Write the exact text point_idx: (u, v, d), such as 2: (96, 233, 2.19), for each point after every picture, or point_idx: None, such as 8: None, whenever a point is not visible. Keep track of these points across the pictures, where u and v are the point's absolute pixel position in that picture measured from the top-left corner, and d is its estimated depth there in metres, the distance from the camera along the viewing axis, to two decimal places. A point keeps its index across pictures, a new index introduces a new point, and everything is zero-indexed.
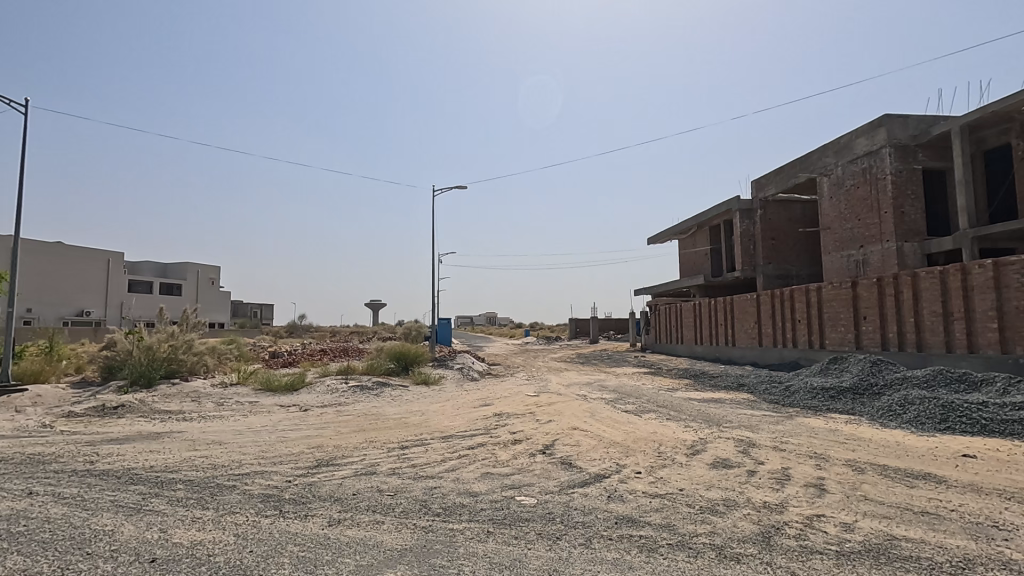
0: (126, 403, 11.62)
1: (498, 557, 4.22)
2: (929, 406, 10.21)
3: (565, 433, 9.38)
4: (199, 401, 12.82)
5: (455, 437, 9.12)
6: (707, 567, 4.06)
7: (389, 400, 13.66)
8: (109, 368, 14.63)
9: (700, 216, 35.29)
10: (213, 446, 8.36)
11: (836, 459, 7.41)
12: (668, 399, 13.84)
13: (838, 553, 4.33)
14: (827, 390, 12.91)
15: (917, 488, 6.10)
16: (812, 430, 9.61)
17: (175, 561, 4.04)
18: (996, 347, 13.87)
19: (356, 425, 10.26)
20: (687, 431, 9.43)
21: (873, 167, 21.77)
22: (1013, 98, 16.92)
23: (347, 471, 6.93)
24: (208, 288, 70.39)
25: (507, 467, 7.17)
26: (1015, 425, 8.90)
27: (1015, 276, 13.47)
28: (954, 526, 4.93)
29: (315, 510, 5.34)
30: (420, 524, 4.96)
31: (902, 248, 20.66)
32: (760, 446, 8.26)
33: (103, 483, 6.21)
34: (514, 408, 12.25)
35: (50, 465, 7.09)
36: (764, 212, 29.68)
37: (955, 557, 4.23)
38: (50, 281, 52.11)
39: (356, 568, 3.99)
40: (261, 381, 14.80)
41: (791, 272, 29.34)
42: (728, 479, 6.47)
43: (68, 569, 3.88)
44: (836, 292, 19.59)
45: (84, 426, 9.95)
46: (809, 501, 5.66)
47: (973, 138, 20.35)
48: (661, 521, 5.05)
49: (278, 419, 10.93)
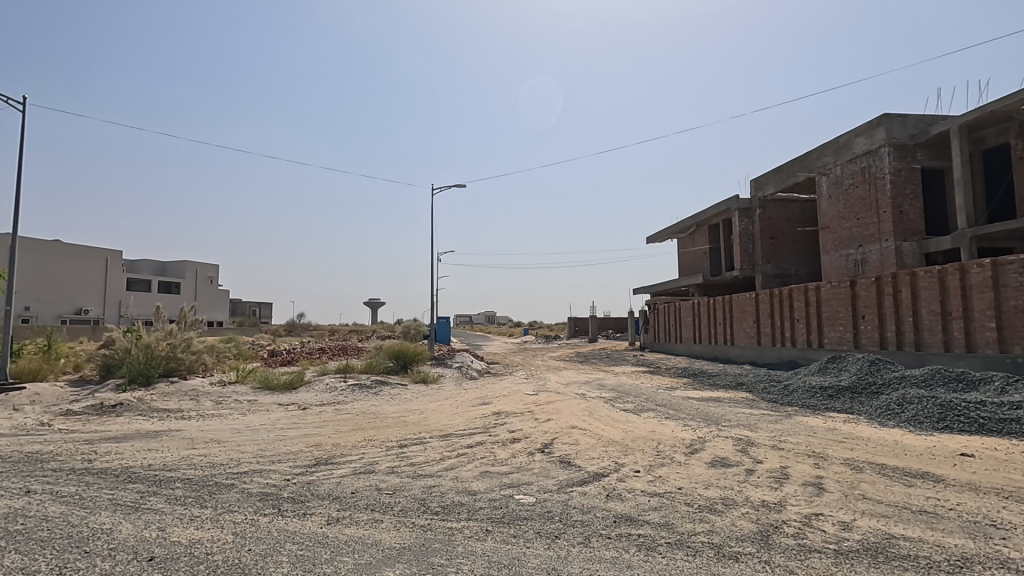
0: (124, 402, 11.61)
1: (496, 556, 4.22)
2: (927, 405, 10.22)
3: (564, 432, 9.36)
4: (197, 399, 12.82)
5: (454, 435, 9.10)
6: (706, 566, 4.06)
7: (388, 399, 13.62)
8: (108, 367, 14.61)
9: (699, 215, 35.29)
10: (211, 445, 8.34)
11: (834, 458, 7.43)
12: (667, 398, 13.82)
13: (836, 551, 4.34)
14: (826, 389, 12.92)
15: (915, 487, 6.11)
16: (811, 429, 9.60)
17: (173, 560, 4.04)
18: (994, 346, 13.89)
19: (355, 424, 10.24)
20: (686, 430, 9.43)
21: (872, 166, 21.78)
22: (1012, 98, 16.94)
23: (345, 470, 6.92)
24: (207, 286, 70.30)
25: (506, 465, 7.17)
26: (1013, 424, 8.90)
27: (1013, 275, 13.48)
28: (952, 525, 4.94)
29: (313, 509, 5.33)
30: (419, 523, 4.95)
31: (901, 247, 20.67)
32: (758, 445, 8.26)
33: (101, 482, 6.19)
34: (513, 406, 12.26)
35: (48, 463, 7.08)
36: (763, 211, 29.69)
37: (953, 556, 4.23)
38: (48, 280, 51.99)
39: (354, 567, 3.98)
40: (260, 380, 14.80)
41: (789, 271, 29.36)
42: (727, 478, 6.47)
43: (65, 568, 3.87)
44: (835, 291, 19.60)
45: (82, 424, 9.95)
46: (808, 500, 5.67)
47: (971, 137, 20.38)
48: (659, 519, 5.05)
49: (276, 418, 10.89)
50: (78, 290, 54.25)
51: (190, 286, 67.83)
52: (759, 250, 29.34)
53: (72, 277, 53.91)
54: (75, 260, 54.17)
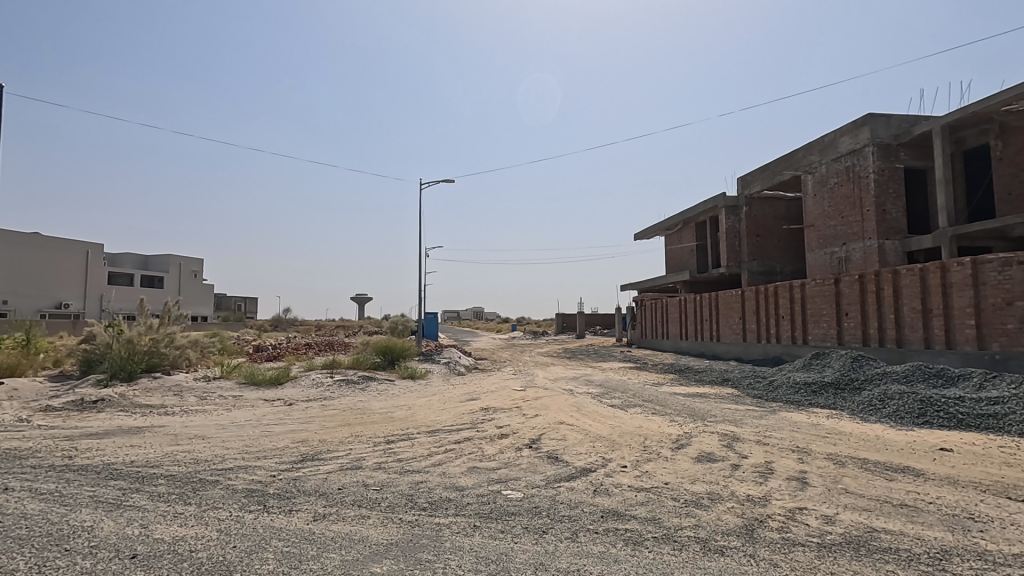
0: (106, 399, 11.40)
1: (484, 551, 4.22)
2: (908, 401, 10.40)
3: (552, 428, 9.37)
4: (181, 395, 12.60)
5: (442, 431, 9.09)
6: (693, 561, 4.08)
7: (376, 395, 13.59)
8: (89, 362, 14.38)
9: (685, 212, 35.59)
10: (194, 441, 8.22)
11: (818, 453, 7.53)
12: (654, 393, 13.92)
13: (819, 545, 4.39)
14: (809, 385, 13.05)
15: (896, 481, 6.22)
16: (795, 424, 9.75)
17: (157, 558, 3.98)
18: (973, 343, 14.15)
19: (341, 420, 10.19)
20: (672, 425, 9.52)
21: (856, 165, 22.06)
22: (993, 99, 17.16)
23: (332, 466, 6.88)
24: (189, 281, 69.55)
25: (494, 461, 7.18)
26: (990, 420, 9.09)
27: (992, 273, 13.74)
28: (932, 518, 5.03)
29: (300, 505, 5.28)
30: (406, 519, 4.93)
31: (883, 246, 20.98)
32: (744, 440, 8.36)
33: (83, 479, 6.09)
34: (501, 402, 12.20)
35: (26, 460, 6.93)
36: (749, 209, 29.93)
37: (933, 549, 4.30)
38: (26, 275, 51.09)
39: (341, 563, 3.95)
40: (245, 376, 14.61)
41: (774, 268, 29.74)
42: (713, 473, 6.54)
43: (44, 566, 3.80)
44: (819, 289, 19.82)
45: (63, 420, 9.76)
46: (792, 493, 5.75)
47: (953, 137, 20.68)
48: (646, 514, 5.09)
49: (262, 414, 10.69)
50: (57, 283, 53.34)
51: (173, 281, 67.14)
52: (745, 248, 29.64)
53: (51, 270, 52.97)
54: (53, 253, 53.10)
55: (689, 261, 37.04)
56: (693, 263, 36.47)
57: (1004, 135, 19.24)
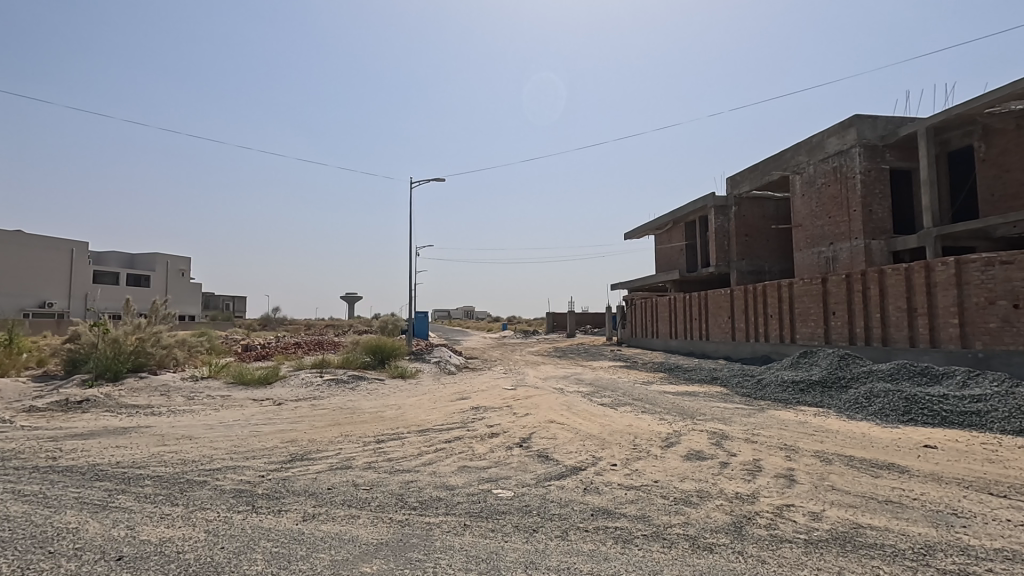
0: (91, 399, 11.26)
1: (474, 550, 4.22)
2: (893, 398, 10.53)
3: (543, 426, 9.42)
4: (168, 395, 12.49)
5: (432, 430, 9.04)
6: (682, 557, 4.12)
7: (365, 394, 13.45)
8: (73, 362, 14.20)
9: (675, 211, 35.78)
10: (181, 441, 8.15)
11: (805, 451, 7.60)
12: (644, 392, 14.00)
13: (806, 541, 4.43)
14: (798, 383, 13.16)
15: (882, 478, 6.29)
16: (782, 422, 9.82)
17: (143, 560, 3.94)
18: (957, 342, 14.35)
19: (330, 420, 10.11)
20: (662, 423, 9.56)
21: (843, 166, 22.28)
22: (976, 101, 17.38)
23: (321, 466, 6.83)
24: (177, 279, 68.80)
25: (485, 460, 7.19)
26: (973, 417, 9.25)
27: (975, 273, 13.93)
28: (916, 514, 5.09)
29: (288, 505, 5.26)
30: (396, 519, 4.91)
31: (869, 246, 21.21)
32: (732, 438, 8.44)
33: (68, 480, 6.02)
34: (492, 401, 12.24)
35: (10, 461, 6.87)
36: (738, 209, 30.13)
37: (917, 544, 4.36)
38: (9, 272, 50.26)
39: (330, 563, 3.94)
40: (234, 375, 14.51)
41: (762, 267, 29.99)
42: (702, 471, 6.58)
43: (28, 569, 3.76)
44: (807, 288, 20.00)
45: (47, 421, 9.64)
46: (779, 491, 5.79)
47: (938, 138, 20.94)
48: (636, 512, 5.11)
49: (252, 414, 10.63)
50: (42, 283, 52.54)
51: (160, 279, 66.32)
52: (734, 248, 29.83)
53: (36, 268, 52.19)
54: (36, 251, 52.18)
55: (678, 261, 37.12)
56: (682, 262, 36.65)
57: (987, 137, 19.52)
